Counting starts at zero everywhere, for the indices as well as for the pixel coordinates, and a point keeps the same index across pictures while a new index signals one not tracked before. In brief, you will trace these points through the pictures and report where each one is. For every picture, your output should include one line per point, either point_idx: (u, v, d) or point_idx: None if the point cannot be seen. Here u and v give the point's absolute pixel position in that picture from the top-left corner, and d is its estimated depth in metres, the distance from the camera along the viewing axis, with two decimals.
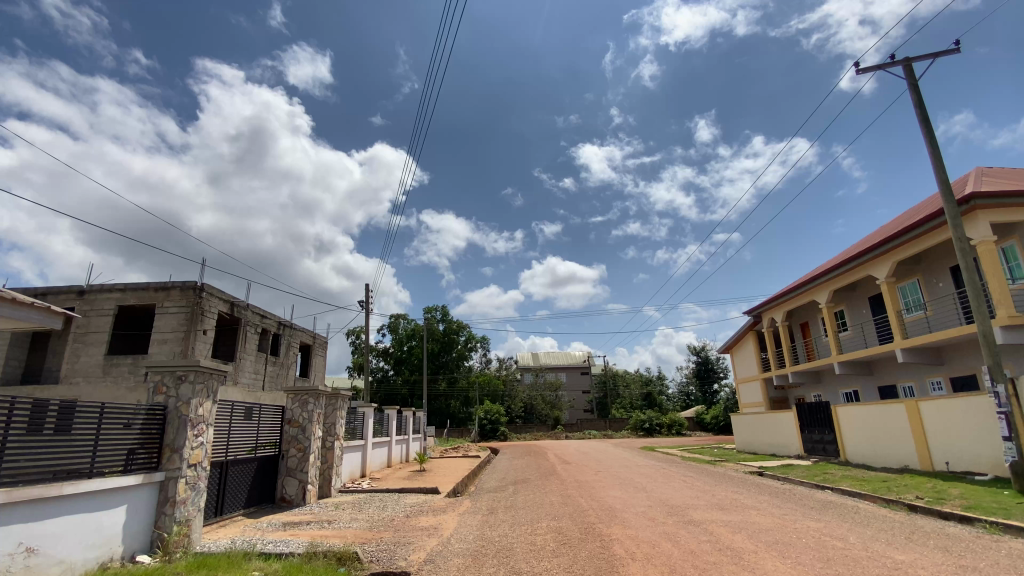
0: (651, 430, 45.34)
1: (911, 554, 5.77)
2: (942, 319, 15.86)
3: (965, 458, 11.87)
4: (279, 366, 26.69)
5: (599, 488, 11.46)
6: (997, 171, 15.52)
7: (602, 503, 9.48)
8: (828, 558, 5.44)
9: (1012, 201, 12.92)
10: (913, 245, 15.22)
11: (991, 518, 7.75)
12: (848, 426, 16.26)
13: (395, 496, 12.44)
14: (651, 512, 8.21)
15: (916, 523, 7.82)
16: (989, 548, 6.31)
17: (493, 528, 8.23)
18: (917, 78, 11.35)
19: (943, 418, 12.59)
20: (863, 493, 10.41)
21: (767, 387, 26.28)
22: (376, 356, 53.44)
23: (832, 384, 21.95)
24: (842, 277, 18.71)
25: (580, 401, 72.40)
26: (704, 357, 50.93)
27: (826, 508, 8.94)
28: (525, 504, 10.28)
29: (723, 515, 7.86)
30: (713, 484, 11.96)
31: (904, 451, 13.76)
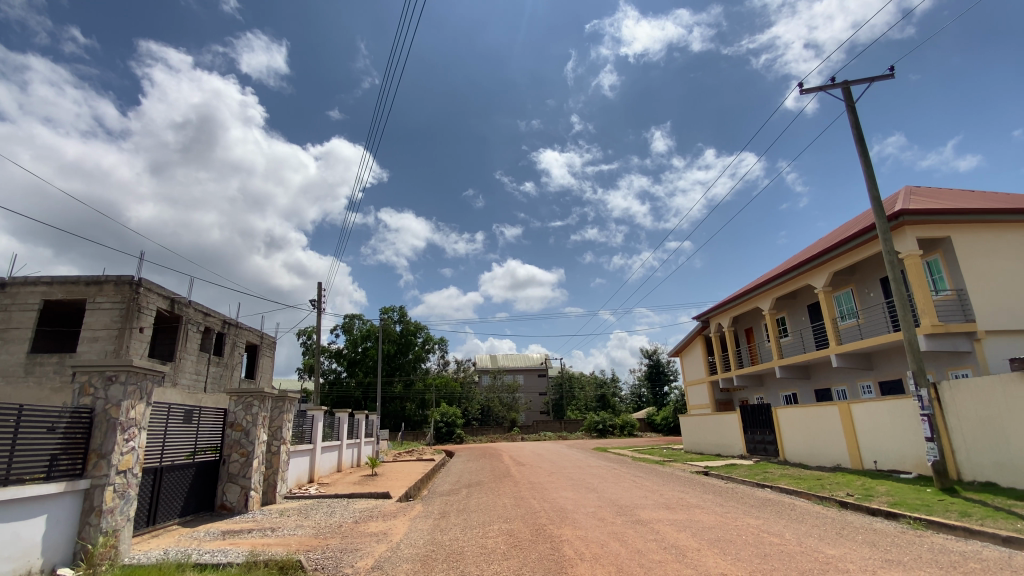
0: (605, 431, 46.23)
1: (842, 549, 6.12)
2: (873, 326, 17.00)
3: (892, 457, 12.74)
4: (223, 366, 25.45)
5: (552, 490, 11.57)
6: (924, 190, 16.79)
7: (554, 504, 9.58)
8: (766, 554, 5.69)
9: (936, 219, 14.00)
10: (848, 257, 16.22)
11: (914, 514, 8.34)
12: (786, 427, 17.14)
13: (344, 501, 12.09)
14: (601, 513, 8.35)
15: (846, 519, 8.32)
16: (910, 541, 6.78)
17: (444, 531, 8.15)
18: (854, 100, 12.14)
19: (872, 420, 13.47)
20: (799, 490, 10.99)
21: (713, 389, 27.36)
22: (328, 358, 51.90)
23: (773, 387, 23.10)
24: (784, 286, 19.69)
25: (537, 403, 72.93)
26: (655, 360, 52.37)
27: (765, 505, 9.38)
28: (477, 507, 10.24)
29: (669, 513, 8.11)
30: (661, 483, 12.30)
31: (837, 450, 14.64)
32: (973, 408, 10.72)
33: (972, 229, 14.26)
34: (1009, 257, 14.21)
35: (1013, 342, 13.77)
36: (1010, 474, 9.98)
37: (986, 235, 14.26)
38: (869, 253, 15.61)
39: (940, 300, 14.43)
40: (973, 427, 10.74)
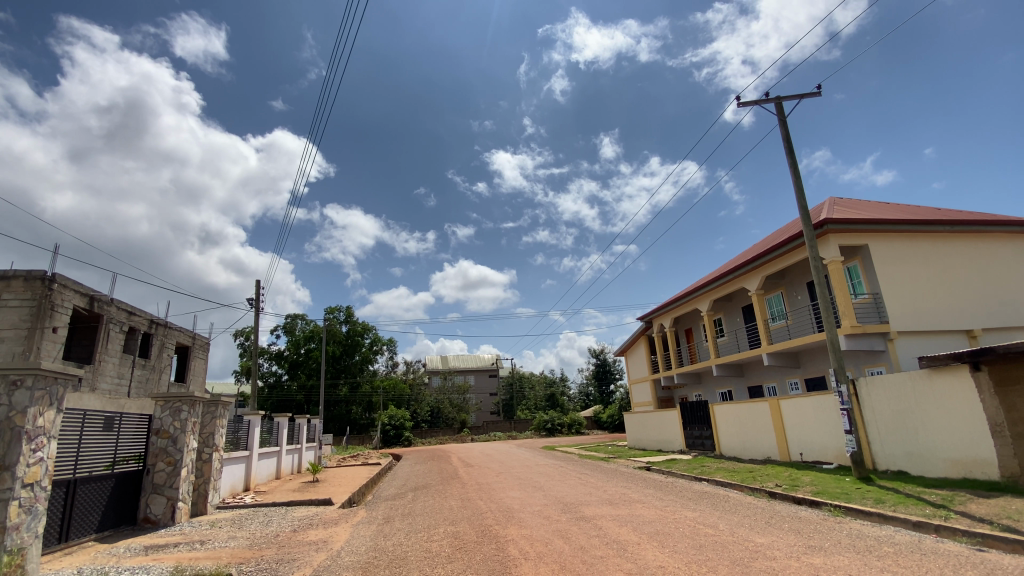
0: (553, 430, 46.87)
1: (769, 537, 6.49)
2: (800, 327, 18.19)
3: (816, 449, 13.68)
4: (149, 369, 23.72)
5: (499, 490, 11.58)
6: (847, 202, 18.17)
7: (500, 504, 9.60)
8: (701, 545, 5.94)
9: (856, 228, 15.18)
10: (778, 262, 17.27)
11: (834, 501, 8.99)
12: (722, 422, 18.04)
13: (282, 510, 11.56)
14: (546, 511, 8.44)
15: (775, 508, 8.84)
16: (831, 528, 7.28)
17: (388, 537, 7.96)
18: (785, 115, 12.96)
19: (799, 415, 14.38)
20: (733, 482, 11.59)
21: (655, 387, 28.39)
22: (268, 360, 49.58)
23: (710, 384, 24.25)
24: (721, 288, 20.70)
25: (487, 403, 72.92)
26: (602, 360, 53.73)
27: (702, 498, 9.81)
28: (423, 511, 10.08)
29: (612, 509, 8.31)
30: (605, 480, 12.61)
31: (768, 444, 15.55)
32: (887, 402, 11.69)
33: (886, 238, 15.57)
34: (919, 265, 15.58)
35: (920, 341, 15.11)
36: (918, 462, 10.93)
37: (899, 244, 15.59)
38: (797, 258, 16.70)
39: (859, 303, 15.65)
40: (887, 419, 11.71)
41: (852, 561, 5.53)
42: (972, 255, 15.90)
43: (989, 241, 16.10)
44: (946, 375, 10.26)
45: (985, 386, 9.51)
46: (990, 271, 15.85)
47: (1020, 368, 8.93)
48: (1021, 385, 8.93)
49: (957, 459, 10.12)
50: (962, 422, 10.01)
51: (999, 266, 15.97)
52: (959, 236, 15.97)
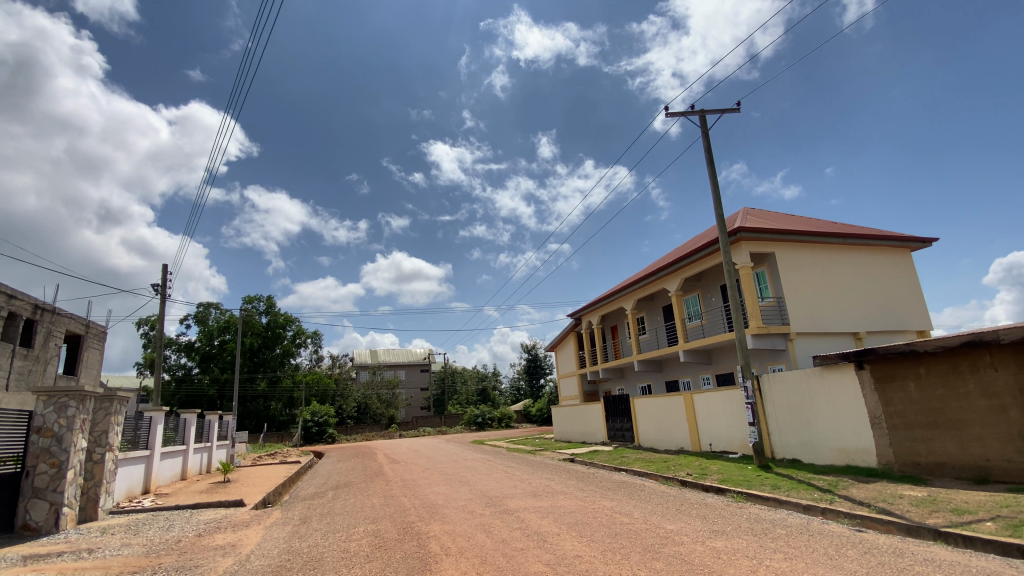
0: (483, 424, 46.83)
1: (679, 524, 6.92)
2: (713, 327, 19.53)
3: (723, 439, 14.77)
4: (32, 360, 21.06)
5: (424, 486, 11.46)
6: (759, 212, 19.71)
7: (424, 500, 9.51)
8: (617, 533, 6.21)
9: (765, 237, 16.53)
10: (696, 265, 18.44)
11: (737, 488, 9.75)
12: (642, 415, 18.95)
13: (186, 514, 10.69)
14: (470, 505, 8.45)
15: (685, 496, 9.45)
16: (733, 513, 7.90)
17: (303, 538, 7.60)
18: (708, 128, 13.80)
19: (709, 408, 15.41)
20: (649, 472, 12.25)
21: (582, 382, 29.37)
22: (177, 352, 45.73)
23: (632, 379, 25.45)
24: (644, 288, 21.74)
25: (417, 398, 71.87)
26: (533, 355, 54.66)
27: (620, 487, 10.28)
28: (342, 510, 9.74)
29: (535, 501, 8.48)
30: (530, 472, 12.85)
31: (681, 435, 16.57)
32: (785, 396, 12.84)
33: (790, 247, 17.07)
34: (817, 273, 17.21)
35: (815, 342, 16.72)
36: (809, 451, 12.13)
37: (800, 253, 17.14)
38: (713, 263, 17.90)
39: (765, 306, 17.04)
40: (785, 412, 12.88)
41: (750, 543, 6.02)
42: (860, 266, 17.79)
43: (874, 253, 18.08)
44: (835, 372, 11.43)
45: (867, 383, 10.70)
46: (875, 281, 17.79)
47: (896, 366, 10.14)
48: (897, 382, 10.12)
49: (841, 447, 11.33)
50: (848, 415, 11.19)
51: (882, 276, 17.97)
52: (850, 248, 17.79)
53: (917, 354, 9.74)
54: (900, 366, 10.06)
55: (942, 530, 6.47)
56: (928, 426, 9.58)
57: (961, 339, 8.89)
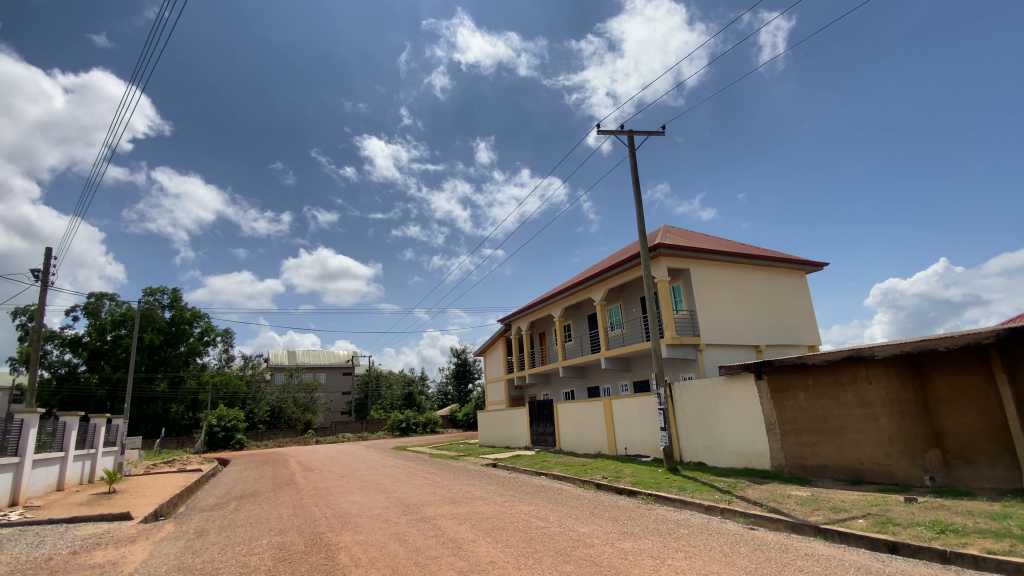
0: (407, 430, 45.69)
1: (591, 526, 7.14)
2: (633, 336, 20.49)
3: (637, 443, 15.52)
4: None
5: (338, 494, 10.97)
6: (678, 230, 21.02)
7: (337, 510, 9.11)
8: (531, 538, 6.30)
9: (681, 253, 17.65)
10: (620, 277, 19.28)
11: (647, 490, 10.26)
12: (563, 420, 19.43)
13: (59, 529, 9.48)
14: (386, 514, 8.22)
15: (599, 499, 9.80)
16: (642, 515, 8.29)
17: (198, 554, 7.00)
18: (635, 148, 14.53)
19: (626, 414, 16.10)
20: (567, 476, 12.58)
21: (508, 387, 29.64)
22: (60, 347, 40.64)
23: (557, 384, 26.06)
24: (571, 297, 22.38)
25: (338, 402, 68.98)
26: (462, 359, 54.41)
27: (538, 491, 10.46)
28: (245, 522, 9.10)
29: (453, 508, 8.41)
30: (450, 478, 12.74)
31: (599, 439, 17.20)
32: (694, 403, 13.72)
33: (703, 264, 18.36)
34: (726, 289, 18.61)
35: (721, 352, 18.03)
36: (712, 454, 13.04)
37: (711, 270, 18.48)
38: (634, 276, 18.81)
39: (679, 317, 18.16)
40: (693, 417, 13.75)
41: (655, 543, 6.34)
42: (762, 285, 19.47)
43: (774, 274, 19.85)
44: (737, 381, 12.37)
45: (764, 392, 11.71)
46: (773, 299, 19.53)
47: (788, 377, 11.19)
48: (789, 392, 11.15)
49: (740, 451, 12.27)
50: (747, 421, 12.15)
51: (780, 295, 19.75)
52: (754, 269, 19.42)
53: (807, 367, 10.78)
54: (792, 377, 11.10)
55: (822, 526, 7.19)
56: (813, 432, 10.64)
57: (843, 354, 9.91)
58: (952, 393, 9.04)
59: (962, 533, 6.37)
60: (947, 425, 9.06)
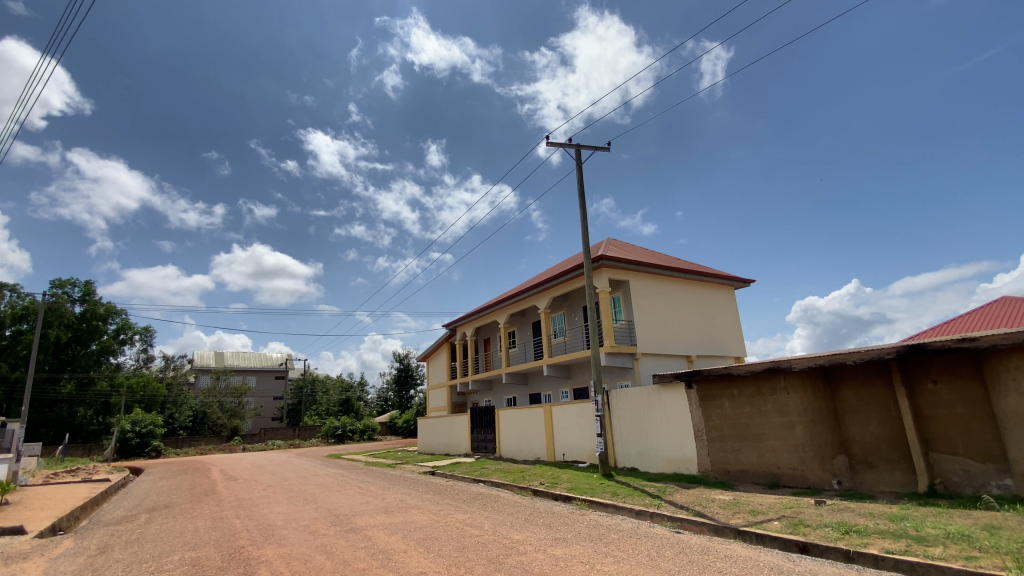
0: (343, 437, 44.10)
1: (524, 533, 7.18)
2: (574, 344, 20.90)
3: (575, 449, 15.81)
4: None
5: (263, 505, 10.39)
6: (620, 243, 21.76)
7: (261, 522, 8.61)
8: (463, 546, 6.25)
9: (622, 265, 18.29)
10: (564, 286, 19.65)
11: (582, 496, 10.45)
12: (504, 426, 19.47)
13: None
14: (313, 525, 7.87)
15: (535, 505, 9.88)
16: (575, 520, 8.43)
17: (98, 573, 6.38)
18: (582, 161, 14.92)
19: (565, 420, 16.36)
20: (505, 483, 12.59)
21: (451, 393, 29.36)
22: None
23: (499, 391, 26.10)
24: (516, 304, 22.55)
25: (268, 408, 65.63)
26: (404, 365, 53.31)
27: (475, 499, 10.39)
28: (156, 536, 8.41)
29: (386, 518, 8.19)
30: (385, 487, 12.40)
31: (538, 446, 17.38)
32: (629, 410, 14.17)
33: (642, 277, 19.11)
34: (662, 302, 19.44)
35: (656, 361, 18.77)
36: (645, 460, 13.50)
37: (649, 283, 19.27)
38: (578, 285, 19.24)
39: (618, 327, 18.77)
40: (628, 424, 14.19)
41: (586, 549, 6.47)
42: (695, 299, 20.50)
43: (706, 289, 20.97)
44: (669, 390, 12.91)
45: (693, 400, 12.28)
46: (705, 312, 20.61)
47: (715, 387, 11.82)
48: (716, 400, 11.77)
49: (670, 457, 12.79)
50: (677, 429, 12.69)
51: (711, 309, 20.86)
52: (688, 283, 20.42)
53: (732, 377, 11.44)
54: (719, 387, 11.72)
55: (741, 529, 7.61)
56: (736, 438, 11.28)
57: (765, 365, 10.59)
58: (858, 403, 9.86)
59: (863, 533, 6.96)
60: (854, 432, 9.88)
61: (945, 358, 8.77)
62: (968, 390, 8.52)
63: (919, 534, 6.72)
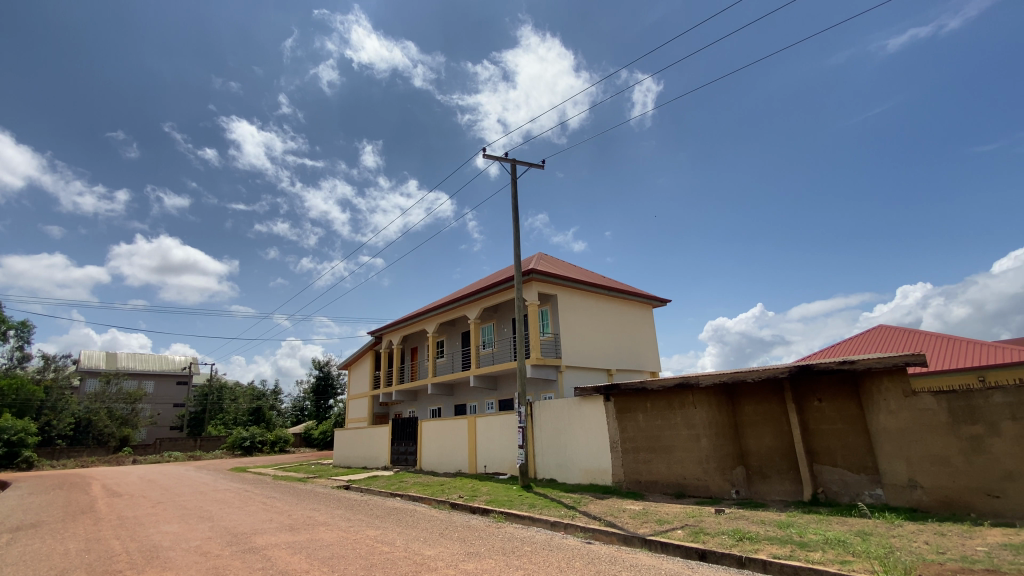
0: (251, 449, 41.15)
1: (437, 548, 7.06)
2: (502, 355, 21.02)
3: (496, 461, 15.83)
4: None
5: (150, 524, 9.41)
6: (550, 258, 22.30)
7: (145, 543, 7.79)
8: (371, 564, 6.03)
9: (551, 280, 18.72)
10: (495, 297, 19.78)
11: (499, 508, 10.46)
12: (426, 438, 19.09)
13: None
14: (206, 545, 7.24)
15: (451, 518, 9.75)
16: (490, 533, 8.40)
17: None
18: (517, 176, 15.19)
19: (488, 432, 16.33)
20: (423, 496, 12.33)
21: (373, 403, 28.37)
22: None
23: (424, 402, 25.60)
24: (446, 313, 22.33)
25: (166, 416, 59.95)
26: (324, 373, 50.88)
27: (389, 514, 10.06)
28: (14, 561, 7.36)
29: (290, 536, 7.72)
30: (293, 502, 11.70)
31: (460, 458, 17.21)
32: (550, 422, 14.43)
33: (569, 292, 19.69)
34: (587, 317, 20.12)
35: (579, 374, 19.31)
36: (563, 471, 13.80)
37: (576, 298, 19.90)
38: (508, 297, 19.44)
39: (545, 339, 19.15)
40: (548, 436, 14.44)
41: (497, 562, 6.47)
42: (618, 315, 21.42)
43: (628, 306, 22.00)
44: (589, 402, 13.32)
45: (611, 413, 12.76)
46: (626, 329, 21.58)
47: (631, 400, 12.35)
48: (631, 413, 12.30)
49: (586, 468, 13.17)
50: (595, 440, 13.09)
51: (632, 325, 21.88)
52: (612, 300, 21.32)
53: (646, 391, 12.02)
54: (634, 400, 12.27)
55: (648, 538, 7.96)
56: (648, 450, 11.83)
57: (676, 380, 11.23)
58: (755, 418, 10.72)
59: (755, 540, 7.53)
60: (751, 445, 10.69)
61: (828, 379, 9.78)
62: (848, 408, 9.55)
63: (802, 539, 7.38)
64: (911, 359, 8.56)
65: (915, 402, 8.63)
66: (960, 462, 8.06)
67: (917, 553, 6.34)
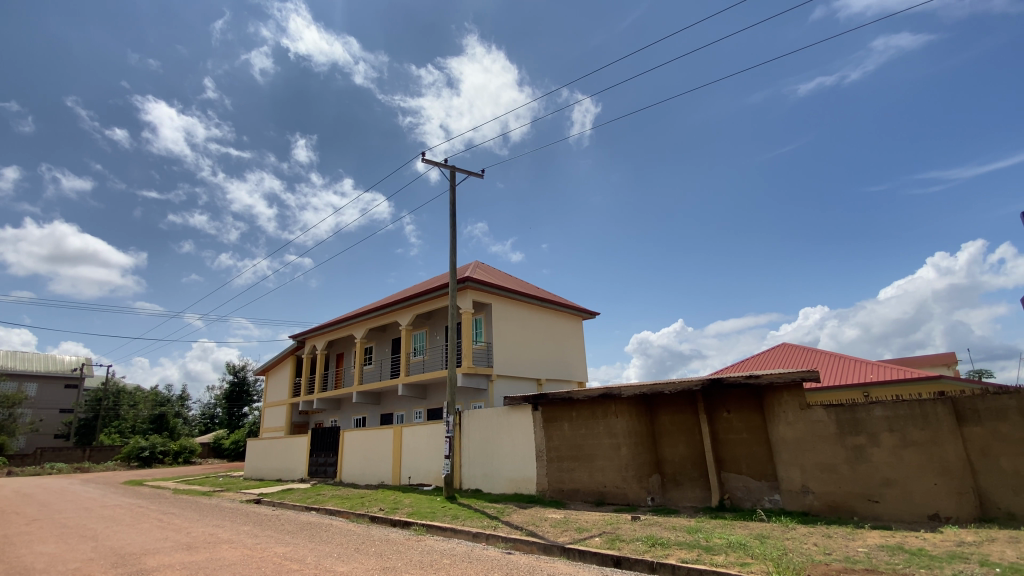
0: (150, 460, 37.53)
1: (351, 564, 6.79)
2: (433, 363, 20.74)
3: (421, 471, 15.52)
4: None
5: (19, 545, 8.31)
6: (486, 267, 22.38)
7: (11, 566, 6.86)
8: None
9: (486, 289, 18.77)
10: (428, 304, 19.50)
11: (421, 521, 10.25)
12: (349, 448, 18.36)
13: None
14: (87, 568, 6.50)
15: (370, 532, 9.42)
16: (409, 547, 8.19)
17: None
18: (455, 183, 15.11)
19: (414, 442, 15.98)
20: (341, 510, 11.81)
21: (292, 411, 26.88)
22: None
23: (347, 411, 24.62)
24: (376, 319, 21.68)
25: (48, 423, 53.39)
26: (240, 378, 47.68)
27: (302, 529, 9.54)
28: None
29: (188, 555, 7.10)
30: (196, 518, 10.80)
31: (384, 469, 16.70)
32: (478, 431, 14.39)
33: (503, 302, 19.84)
34: (520, 327, 20.35)
35: (510, 384, 19.44)
36: (488, 481, 13.80)
37: (510, 308, 20.08)
38: (441, 305, 19.23)
39: (476, 348, 19.12)
40: (475, 446, 14.38)
41: None
42: (549, 326, 21.84)
43: (560, 318, 22.52)
44: (517, 412, 13.43)
45: (537, 422, 12.94)
46: (557, 340, 22.06)
47: (557, 410, 12.59)
48: (557, 422, 12.55)
49: (511, 478, 13.26)
50: (521, 450, 13.21)
51: (562, 337, 22.39)
52: (544, 311, 21.73)
53: (572, 402, 12.32)
54: (560, 409, 12.52)
55: (567, 546, 8.12)
56: (572, 459, 12.11)
57: (600, 391, 11.60)
58: (671, 428, 11.27)
59: (665, 545, 7.90)
60: (667, 454, 11.22)
61: (736, 392, 10.51)
62: (752, 419, 10.31)
63: (708, 544, 7.84)
64: (806, 375, 9.41)
65: (809, 415, 9.47)
66: (845, 470, 8.95)
67: (807, 554, 6.95)
